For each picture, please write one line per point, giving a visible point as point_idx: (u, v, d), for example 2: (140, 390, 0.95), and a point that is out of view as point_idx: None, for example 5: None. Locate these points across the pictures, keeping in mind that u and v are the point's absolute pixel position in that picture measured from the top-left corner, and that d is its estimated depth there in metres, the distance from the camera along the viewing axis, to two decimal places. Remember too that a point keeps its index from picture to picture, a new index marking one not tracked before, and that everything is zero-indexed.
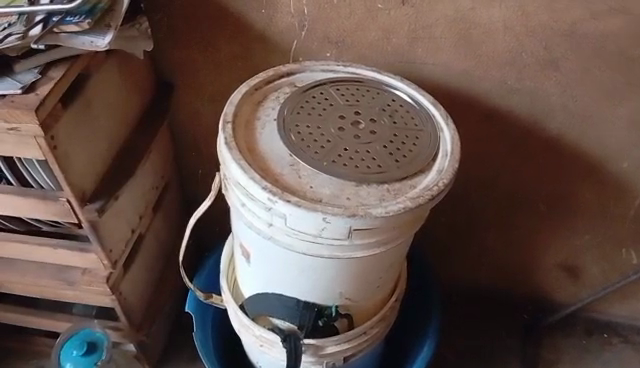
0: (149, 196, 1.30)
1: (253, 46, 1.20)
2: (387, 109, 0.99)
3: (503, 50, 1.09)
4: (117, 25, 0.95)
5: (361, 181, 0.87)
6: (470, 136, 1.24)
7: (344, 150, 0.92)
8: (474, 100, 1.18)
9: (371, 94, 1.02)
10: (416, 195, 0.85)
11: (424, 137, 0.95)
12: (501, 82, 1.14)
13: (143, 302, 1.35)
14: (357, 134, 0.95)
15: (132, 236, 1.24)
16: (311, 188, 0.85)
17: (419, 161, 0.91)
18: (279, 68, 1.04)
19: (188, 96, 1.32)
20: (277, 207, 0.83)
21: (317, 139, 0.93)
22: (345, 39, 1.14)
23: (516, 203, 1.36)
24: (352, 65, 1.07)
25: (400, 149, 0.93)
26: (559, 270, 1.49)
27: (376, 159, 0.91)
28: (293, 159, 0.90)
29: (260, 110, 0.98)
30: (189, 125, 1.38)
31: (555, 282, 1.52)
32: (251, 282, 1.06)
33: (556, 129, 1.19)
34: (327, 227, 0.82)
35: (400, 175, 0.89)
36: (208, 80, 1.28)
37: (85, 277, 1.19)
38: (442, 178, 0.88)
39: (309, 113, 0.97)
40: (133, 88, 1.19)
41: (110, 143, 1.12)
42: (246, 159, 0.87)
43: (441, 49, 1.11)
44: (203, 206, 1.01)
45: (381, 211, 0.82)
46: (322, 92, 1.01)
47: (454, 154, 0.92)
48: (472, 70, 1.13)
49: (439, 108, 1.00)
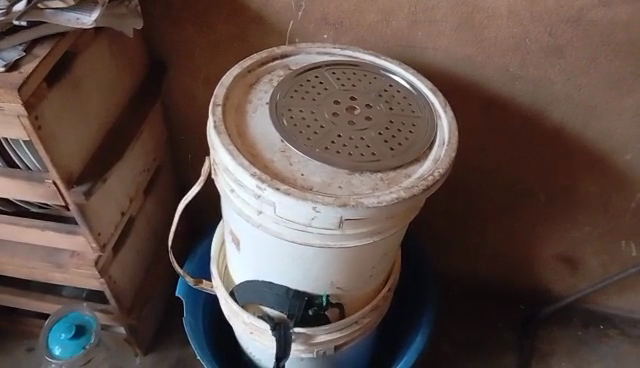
0: (140, 179, 1.28)
1: (249, 26, 1.16)
2: (384, 95, 0.96)
3: (507, 36, 1.05)
4: (104, 1, 0.92)
5: (354, 169, 0.84)
6: (470, 124, 1.21)
7: (338, 137, 0.89)
8: (475, 87, 1.15)
9: (367, 78, 0.98)
10: (411, 185, 0.83)
11: (421, 125, 0.92)
12: (503, 69, 1.10)
13: (135, 285, 1.33)
14: (352, 120, 0.91)
15: (122, 218, 1.22)
16: (302, 176, 0.83)
17: (415, 150, 0.88)
18: (273, 49, 1.00)
19: (182, 77, 1.29)
20: (266, 195, 0.80)
21: (310, 125, 0.90)
22: (343, 21, 1.10)
23: (515, 193, 1.34)
24: (349, 48, 1.03)
25: (395, 137, 0.90)
26: (557, 261, 1.46)
27: (370, 147, 0.88)
28: (284, 145, 0.87)
29: (252, 93, 0.94)
30: (183, 106, 1.35)
31: (553, 273, 1.50)
32: (241, 269, 1.03)
33: (559, 118, 1.16)
34: (317, 217, 0.79)
35: (394, 164, 0.86)
36: (202, 60, 1.25)
37: (73, 260, 1.17)
38: (438, 167, 0.85)
39: (303, 97, 0.94)
40: (125, 67, 1.15)
41: (100, 124, 1.09)
42: (236, 145, 0.84)
43: (442, 34, 1.08)
44: (193, 192, 0.99)
45: (374, 202, 0.79)
46: (317, 75, 0.98)
47: (451, 143, 0.89)
48: (474, 55, 1.09)
49: (437, 94, 0.96)
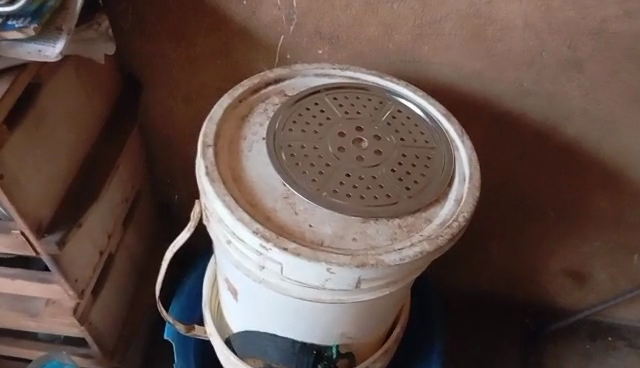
0: (118, 211, 1.16)
1: (234, 42, 1.04)
2: (393, 123, 0.86)
3: (522, 49, 0.96)
4: (70, 27, 0.79)
5: (369, 216, 0.74)
6: (478, 140, 1.12)
7: (346, 177, 0.78)
8: (484, 103, 1.05)
9: (373, 104, 0.88)
10: (433, 234, 0.73)
11: (437, 158, 0.83)
12: (516, 83, 1.01)
13: (117, 325, 1.22)
14: (361, 155, 0.81)
15: (100, 258, 1.10)
16: (310, 228, 0.72)
17: (434, 189, 0.78)
18: (267, 73, 0.89)
19: (159, 96, 1.17)
20: (270, 255, 0.69)
21: (314, 163, 0.80)
22: (340, 35, 0.99)
23: (523, 209, 1.26)
24: (350, 69, 0.93)
25: (410, 174, 0.80)
26: (565, 276, 1.40)
27: (383, 187, 0.78)
28: (286, 190, 0.76)
29: (246, 126, 0.83)
30: (161, 126, 1.23)
31: (560, 287, 1.43)
32: (238, 318, 0.93)
33: (575, 134, 1.07)
34: (331, 279, 0.69)
35: (413, 207, 0.76)
36: (182, 77, 1.12)
37: (48, 308, 1.07)
38: (462, 209, 0.76)
39: (304, 129, 0.84)
40: (96, 92, 1.03)
41: (72, 159, 0.97)
42: (232, 195, 0.73)
43: (450, 47, 0.98)
44: (182, 238, 0.88)
45: (395, 258, 0.69)
46: (317, 102, 0.87)
47: (473, 180, 0.80)
48: (484, 69, 1.00)
49: (452, 120, 0.87)
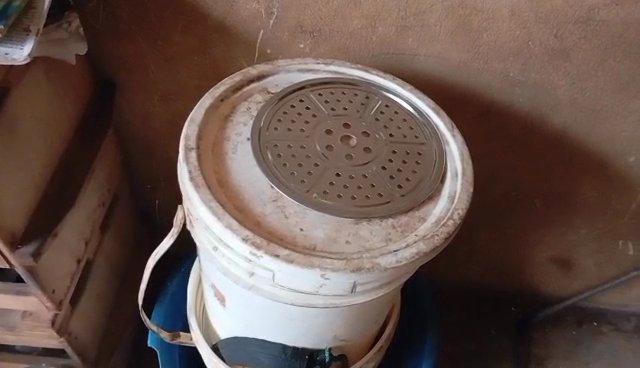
0: (94, 217, 1.11)
1: (211, 38, 1.00)
2: (381, 119, 0.84)
3: (508, 39, 0.94)
4: (38, 28, 0.74)
5: (362, 216, 0.72)
6: (465, 133, 1.10)
7: (336, 177, 0.76)
8: (470, 94, 1.03)
9: (360, 99, 0.86)
10: (428, 233, 0.71)
11: (428, 154, 0.81)
12: (503, 74, 0.99)
13: (99, 333, 1.18)
14: (350, 153, 0.79)
15: (78, 267, 1.06)
16: (302, 232, 0.69)
17: (426, 187, 0.76)
18: (248, 70, 0.86)
19: (134, 96, 1.12)
20: (261, 263, 0.66)
21: (302, 164, 0.77)
22: (321, 29, 0.96)
23: (510, 200, 1.25)
24: (334, 63, 0.90)
25: (401, 171, 0.78)
26: (551, 263, 1.40)
27: (375, 187, 0.76)
28: (275, 193, 0.73)
29: (229, 127, 0.80)
30: (138, 127, 1.18)
31: (546, 274, 1.44)
32: (226, 324, 0.90)
33: (561, 123, 1.06)
34: (326, 284, 0.67)
35: (406, 206, 0.74)
36: (158, 77, 1.08)
37: (26, 321, 1.02)
38: (456, 206, 0.74)
39: (290, 127, 0.81)
40: (67, 95, 0.98)
41: (45, 165, 0.93)
42: (219, 200, 0.70)
43: (436, 38, 0.95)
44: (165, 245, 0.84)
45: (391, 261, 0.67)
46: (302, 99, 0.85)
47: (466, 175, 0.78)
48: (471, 60, 0.98)
49: (442, 114, 0.85)
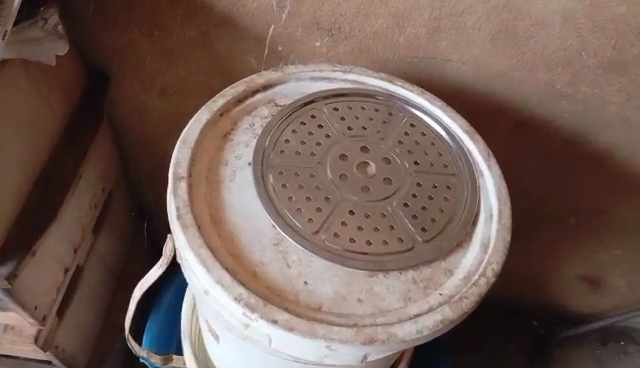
0: (86, 220, 1.01)
1: (215, 30, 0.88)
2: (405, 142, 0.72)
3: (557, 48, 0.81)
4: (6, 28, 0.63)
5: (378, 268, 0.61)
6: (498, 145, 0.98)
7: (350, 216, 0.64)
8: (508, 106, 0.90)
9: (381, 117, 0.74)
10: (455, 294, 0.60)
11: (459, 187, 0.69)
12: (548, 85, 0.86)
13: (92, 343, 1.09)
14: (367, 184, 0.67)
15: (66, 276, 0.96)
16: (306, 287, 0.59)
17: (454, 231, 0.65)
18: (254, 77, 0.74)
19: (130, 88, 1.01)
20: (257, 327, 0.56)
21: (310, 197, 0.65)
22: (341, 26, 0.84)
23: (542, 215, 1.13)
24: (353, 70, 0.78)
25: (427, 210, 0.66)
26: (580, 282, 1.28)
27: (395, 228, 0.64)
28: (277, 234, 0.62)
29: (227, 148, 0.69)
30: (134, 121, 1.07)
31: (574, 291, 1.32)
32: (220, 361, 0.81)
33: (609, 142, 0.93)
34: (332, 354, 0.57)
35: (430, 255, 0.63)
36: (155, 69, 0.97)
37: (7, 335, 0.93)
38: (490, 258, 0.63)
39: (298, 150, 0.69)
40: (52, 91, 0.87)
41: (26, 172, 0.82)
42: (209, 245, 0.59)
43: (473, 44, 0.82)
44: (152, 276, 0.74)
45: (409, 331, 0.57)
46: (315, 115, 0.73)
47: (503, 217, 0.66)
48: (511, 69, 0.85)
49: (476, 139, 0.73)
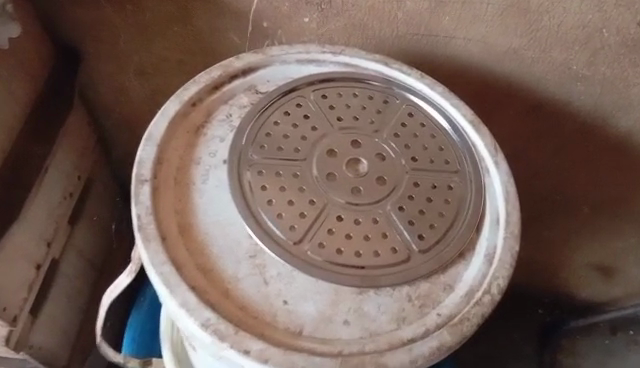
0: (60, 212, 0.94)
1: (192, 4, 0.79)
2: (402, 135, 0.64)
3: (574, 25, 0.71)
4: None
5: (367, 284, 0.54)
6: (505, 128, 0.89)
7: (337, 222, 0.57)
8: (518, 87, 0.82)
9: (375, 105, 0.66)
10: (455, 314, 0.53)
11: (462, 187, 0.61)
12: (562, 66, 0.77)
13: (72, 338, 1.03)
14: (357, 185, 0.59)
15: (38, 273, 0.90)
16: (285, 307, 0.52)
17: (456, 240, 0.57)
18: (231, 61, 0.66)
19: (105, 68, 0.92)
20: (227, 355, 0.50)
21: (292, 200, 0.57)
22: (332, 0, 0.75)
23: (552, 201, 1.04)
24: (346, 51, 0.69)
25: (425, 214, 0.58)
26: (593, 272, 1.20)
27: (388, 237, 0.56)
28: (252, 246, 0.55)
29: (200, 144, 0.61)
30: (112, 102, 0.99)
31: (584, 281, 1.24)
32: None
33: (628, 127, 0.84)
34: None
35: (427, 269, 0.55)
36: (130, 47, 0.88)
37: None
38: (496, 272, 0.55)
39: (280, 145, 0.61)
40: (12, 74, 0.79)
41: None
42: (174, 261, 0.53)
43: (480, 20, 0.73)
44: (120, 283, 0.68)
45: (402, 360, 0.50)
46: (300, 104, 0.64)
47: (511, 223, 0.58)
48: (523, 48, 0.76)
49: (483, 131, 0.64)
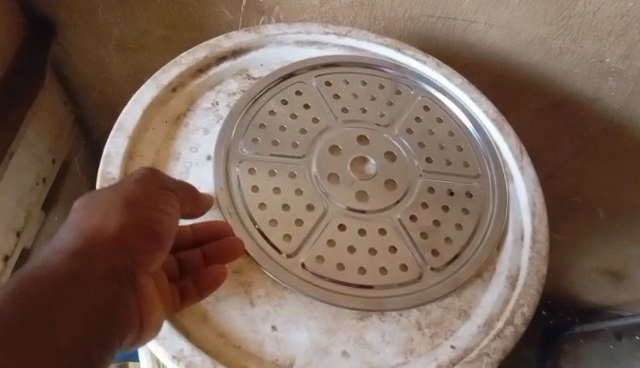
0: (32, 199, 0.82)
1: None
2: (416, 131, 0.55)
3: (611, 13, 0.63)
4: None
5: (372, 307, 0.47)
6: (528, 120, 0.79)
7: (338, 233, 0.49)
8: (542, 76, 0.72)
9: (386, 95, 0.57)
10: (471, 347, 0.47)
11: (482, 196, 0.53)
12: (594, 58, 0.68)
13: None
14: (364, 189, 0.51)
15: (7, 265, 0.78)
16: (274, 335, 0.46)
17: (474, 258, 0.50)
18: (220, 40, 0.58)
19: (83, 44, 0.83)
20: None
21: (289, 203, 0.50)
22: None
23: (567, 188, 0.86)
24: (352, 34, 0.60)
25: (440, 226, 0.51)
26: (605, 284, 0.98)
27: (397, 250, 0.49)
28: (238, 261, 0.49)
29: (180, 136, 0.54)
30: (90, 82, 0.89)
31: (597, 292, 1.00)
32: None
33: None
34: None
35: (440, 292, 0.48)
36: (110, 20, 0.79)
37: None
38: (520, 299, 0.48)
39: (275, 140, 0.53)
40: None
41: None
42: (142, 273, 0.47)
43: (505, 3, 0.65)
44: None
45: None
46: (299, 92, 0.56)
47: (535, 241, 0.51)
48: (552, 37, 0.67)
49: (507, 130, 0.57)
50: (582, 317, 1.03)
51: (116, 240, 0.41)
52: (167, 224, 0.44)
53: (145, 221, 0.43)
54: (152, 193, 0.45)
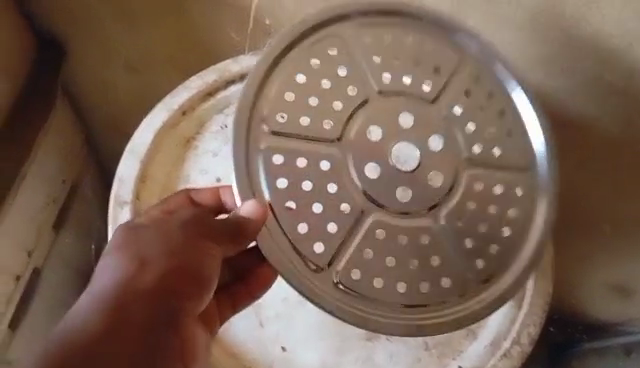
0: (44, 217, 0.83)
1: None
2: (453, 112, 0.56)
3: (611, 31, 0.65)
4: None
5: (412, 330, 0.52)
6: None
7: (370, 238, 0.53)
8: (544, 94, 0.73)
9: (427, 66, 0.56)
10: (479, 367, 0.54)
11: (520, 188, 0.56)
12: (597, 76, 0.69)
13: None
14: (400, 194, 0.54)
15: (17, 285, 0.79)
16: (283, 353, 0.54)
17: (503, 271, 0.55)
18: (227, 64, 0.60)
19: (92, 67, 0.85)
20: None
21: (315, 205, 0.53)
22: None
23: (570, 202, 0.85)
24: None
25: (472, 247, 0.55)
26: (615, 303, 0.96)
27: (435, 268, 0.54)
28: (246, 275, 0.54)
29: (189, 158, 0.58)
30: (102, 104, 0.90)
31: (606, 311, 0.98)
32: None
33: None
34: None
35: (474, 312, 0.54)
36: (120, 43, 0.81)
37: None
38: (525, 323, 0.56)
39: (306, 114, 0.54)
40: None
41: None
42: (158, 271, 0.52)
43: (508, 23, 0.67)
44: None
45: None
46: (335, 52, 0.55)
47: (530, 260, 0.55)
48: (553, 55, 0.69)
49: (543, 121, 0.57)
50: (590, 334, 1.01)
51: (157, 290, 0.46)
52: (209, 260, 0.48)
53: (185, 267, 0.47)
54: (196, 238, 0.49)
